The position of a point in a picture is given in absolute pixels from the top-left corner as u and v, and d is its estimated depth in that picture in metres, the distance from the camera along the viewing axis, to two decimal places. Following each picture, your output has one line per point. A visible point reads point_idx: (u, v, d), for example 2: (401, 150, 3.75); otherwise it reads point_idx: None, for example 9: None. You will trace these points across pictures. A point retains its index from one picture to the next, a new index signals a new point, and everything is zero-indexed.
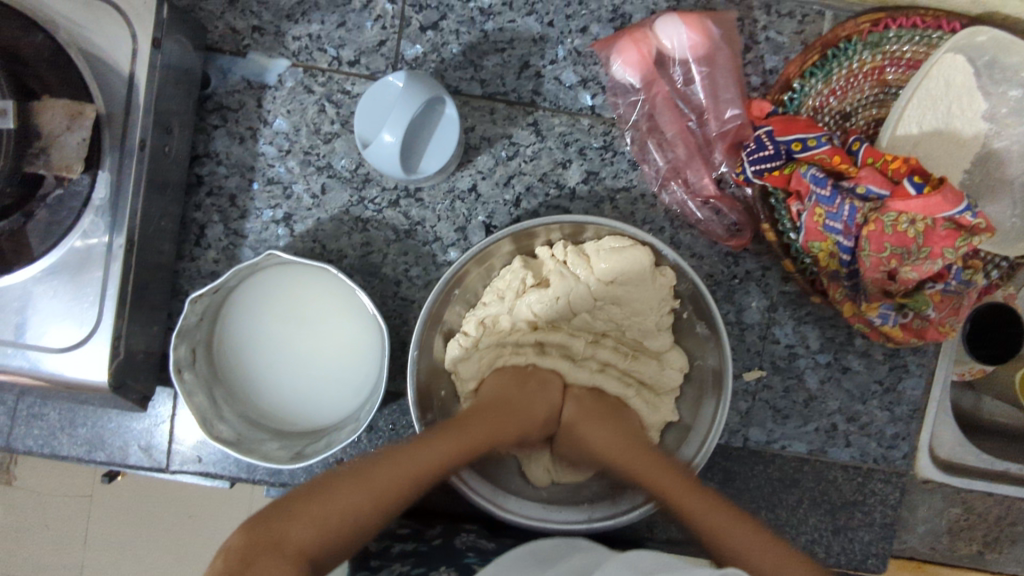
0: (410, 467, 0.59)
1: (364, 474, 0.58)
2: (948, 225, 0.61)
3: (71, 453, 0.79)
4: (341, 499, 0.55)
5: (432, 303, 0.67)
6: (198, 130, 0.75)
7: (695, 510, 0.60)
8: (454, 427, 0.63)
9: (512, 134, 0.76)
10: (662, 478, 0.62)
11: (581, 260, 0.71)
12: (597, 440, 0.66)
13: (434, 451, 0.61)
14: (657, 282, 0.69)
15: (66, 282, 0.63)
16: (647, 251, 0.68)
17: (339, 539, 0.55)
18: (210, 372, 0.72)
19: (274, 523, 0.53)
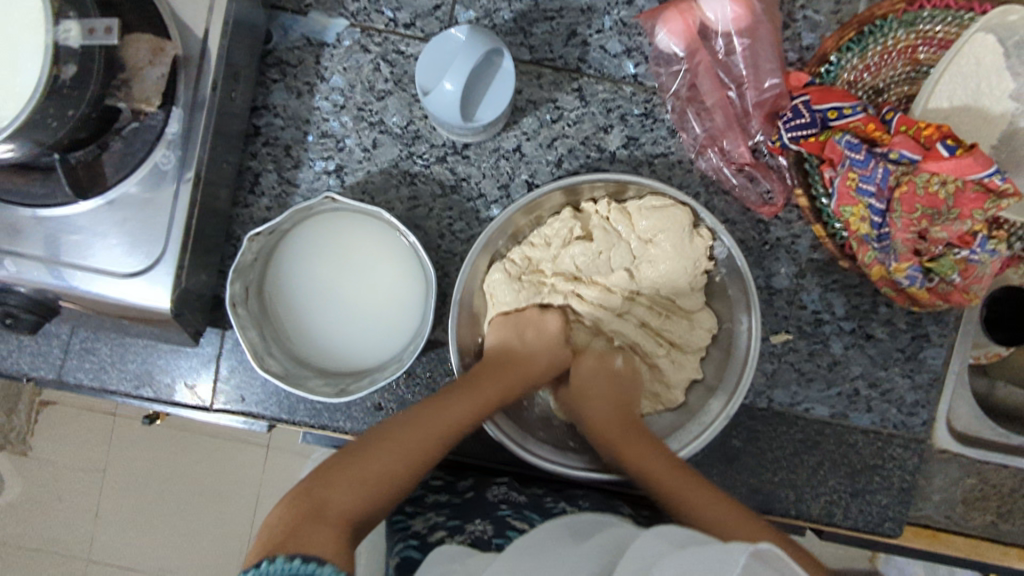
0: (433, 427, 0.64)
1: (394, 440, 0.62)
2: (977, 188, 0.65)
3: (120, 388, 0.82)
4: (384, 465, 0.60)
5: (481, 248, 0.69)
6: (258, 84, 0.79)
7: (676, 484, 0.64)
8: (460, 386, 0.68)
9: (558, 98, 0.79)
10: (645, 458, 0.67)
11: (624, 217, 0.73)
12: (596, 382, 0.73)
13: (458, 408, 0.66)
14: (694, 241, 0.71)
15: (135, 213, 0.66)
16: (685, 211, 0.70)
17: (375, 492, 0.58)
18: (260, 311, 0.76)
19: (316, 491, 0.56)
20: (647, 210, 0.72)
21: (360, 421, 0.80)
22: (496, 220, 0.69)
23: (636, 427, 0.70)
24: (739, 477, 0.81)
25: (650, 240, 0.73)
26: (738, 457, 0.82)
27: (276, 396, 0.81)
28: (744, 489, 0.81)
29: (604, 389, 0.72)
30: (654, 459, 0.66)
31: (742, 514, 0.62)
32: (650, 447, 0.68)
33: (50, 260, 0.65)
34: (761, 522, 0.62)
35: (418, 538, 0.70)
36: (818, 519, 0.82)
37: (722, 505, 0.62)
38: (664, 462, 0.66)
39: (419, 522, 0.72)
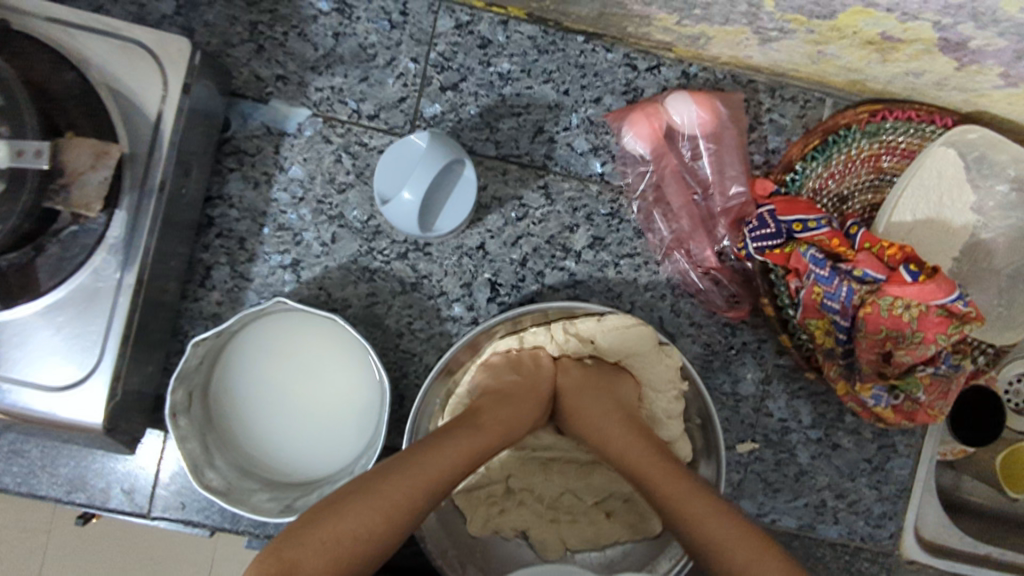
0: (423, 473, 0.57)
1: (379, 489, 0.55)
2: (941, 312, 0.63)
3: (50, 492, 0.76)
4: (348, 529, 0.52)
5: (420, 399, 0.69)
6: (214, 172, 0.76)
7: (697, 511, 0.58)
8: (462, 427, 0.64)
9: (523, 195, 0.78)
10: (660, 475, 0.62)
11: (580, 340, 0.73)
12: (590, 407, 0.69)
13: (448, 457, 0.60)
14: (663, 359, 0.71)
15: (71, 320, 0.62)
16: (650, 329, 0.71)
17: (354, 558, 0.52)
18: (204, 417, 0.71)
19: (285, 548, 0.50)
20: (606, 331, 0.72)
21: None
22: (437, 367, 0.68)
23: (651, 442, 0.65)
24: None
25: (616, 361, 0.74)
26: None
27: (218, 503, 0.76)
28: None
29: (602, 408, 0.68)
30: (668, 478, 0.61)
31: (723, 514, 0.57)
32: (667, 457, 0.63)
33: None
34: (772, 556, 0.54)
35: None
36: None
37: (707, 516, 0.57)
38: (677, 487, 0.60)
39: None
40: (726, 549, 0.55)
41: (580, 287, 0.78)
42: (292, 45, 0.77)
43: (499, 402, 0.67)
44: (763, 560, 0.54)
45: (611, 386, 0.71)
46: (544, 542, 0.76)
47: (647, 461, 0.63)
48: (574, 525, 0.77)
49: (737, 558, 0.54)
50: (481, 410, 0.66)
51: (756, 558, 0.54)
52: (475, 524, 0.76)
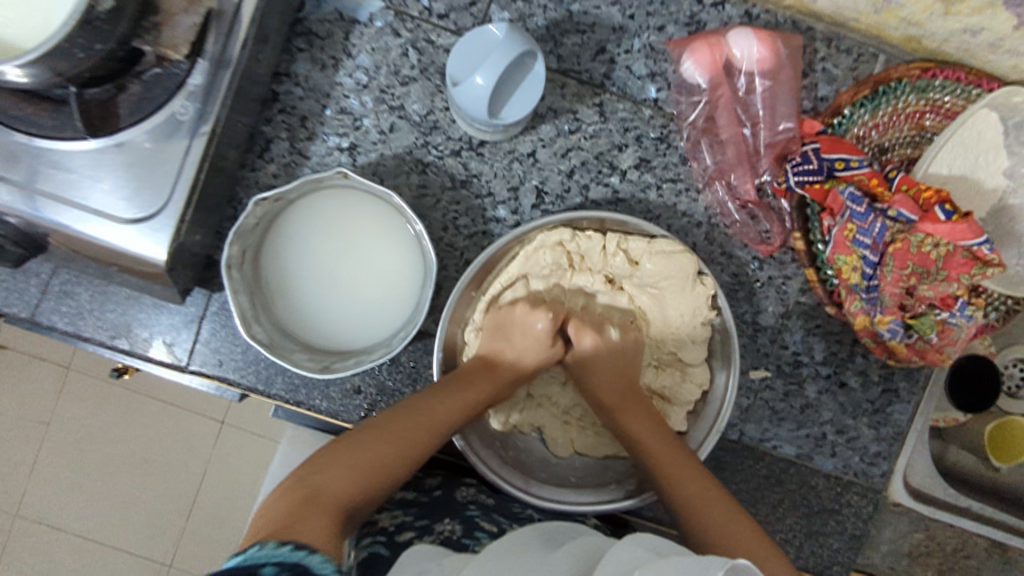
0: (410, 422, 0.65)
1: (386, 433, 0.63)
2: (966, 254, 0.68)
3: (95, 336, 0.80)
4: (367, 458, 0.61)
5: (462, 283, 0.71)
6: (284, 51, 0.79)
7: (682, 468, 0.67)
8: (461, 381, 0.70)
9: (578, 110, 0.81)
10: (650, 435, 0.70)
11: (627, 257, 0.74)
12: (608, 358, 0.74)
13: (444, 406, 0.67)
14: (696, 289, 0.73)
15: (143, 161, 0.65)
16: (691, 260, 0.71)
17: (369, 486, 0.59)
18: (253, 277, 0.75)
19: (308, 479, 0.57)
20: (653, 254, 0.72)
21: (336, 403, 0.80)
22: (467, 273, 0.71)
23: (636, 398, 0.74)
24: None
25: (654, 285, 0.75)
26: None
27: (256, 365, 0.80)
28: None
29: (612, 360, 0.74)
30: (677, 459, 0.68)
31: (725, 502, 0.65)
32: (683, 452, 0.69)
33: (30, 188, 0.63)
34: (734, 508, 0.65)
35: (384, 535, 0.68)
36: None
37: (699, 489, 0.66)
38: (666, 442, 0.70)
39: (386, 519, 0.71)
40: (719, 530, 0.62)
41: (622, 205, 0.81)
42: None
43: (502, 334, 0.73)
44: (739, 519, 0.63)
45: (632, 360, 0.75)
46: (555, 440, 0.80)
47: (667, 455, 0.68)
48: (585, 430, 0.81)
49: (709, 515, 0.64)
50: (491, 363, 0.73)
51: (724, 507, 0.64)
52: (497, 415, 0.79)
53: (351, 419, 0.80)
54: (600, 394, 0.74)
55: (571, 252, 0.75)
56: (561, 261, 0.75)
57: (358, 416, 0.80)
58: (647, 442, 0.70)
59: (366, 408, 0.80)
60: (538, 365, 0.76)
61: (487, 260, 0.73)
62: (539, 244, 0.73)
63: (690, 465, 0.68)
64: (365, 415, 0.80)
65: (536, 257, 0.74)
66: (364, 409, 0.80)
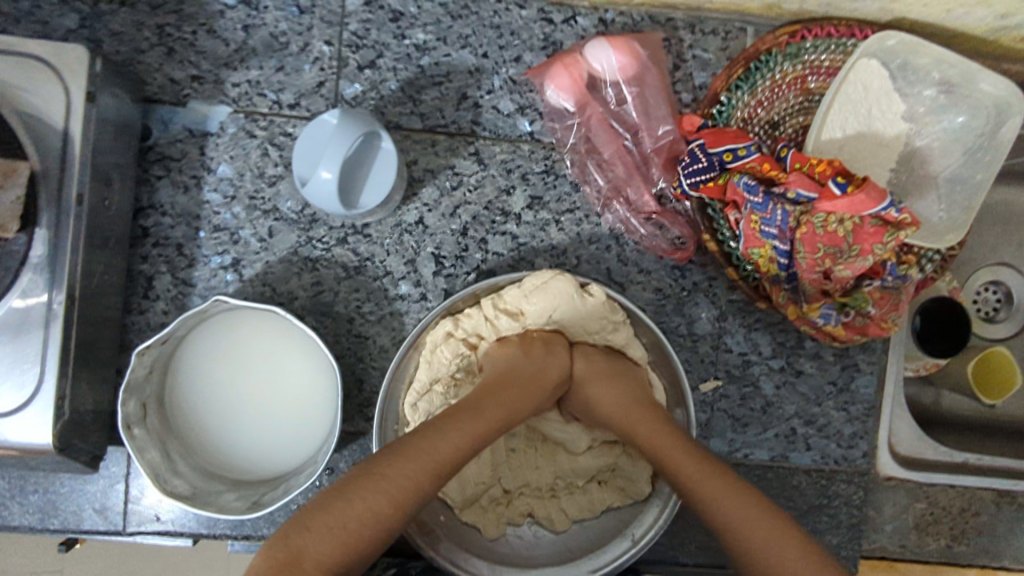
0: (416, 453, 0.57)
1: (380, 478, 0.54)
2: (875, 222, 0.63)
3: (23, 522, 0.76)
4: (360, 512, 0.52)
5: (378, 409, 0.68)
6: (142, 182, 0.76)
7: (716, 492, 0.58)
8: (465, 413, 0.62)
9: (455, 164, 0.77)
10: (685, 464, 0.60)
11: (508, 313, 0.72)
12: (611, 399, 0.68)
13: (450, 437, 0.59)
14: (588, 304, 0.70)
15: (5, 345, 0.62)
16: (568, 277, 0.69)
17: (364, 552, 0.52)
18: (162, 425, 0.71)
19: (292, 537, 0.50)
20: (529, 294, 0.70)
21: (283, 527, 0.76)
22: (379, 400, 0.68)
23: (655, 412, 0.66)
24: (686, 534, 0.81)
25: (549, 321, 0.72)
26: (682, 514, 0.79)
27: (195, 510, 0.76)
28: (691, 544, 0.81)
29: (613, 393, 0.68)
30: (722, 485, 0.58)
31: (796, 540, 0.54)
32: (716, 467, 0.60)
33: None
34: (794, 533, 0.54)
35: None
36: None
37: (753, 510, 0.56)
38: (696, 468, 0.60)
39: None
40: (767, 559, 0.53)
41: (525, 249, 0.78)
42: (202, 43, 0.76)
43: (526, 348, 0.70)
44: (800, 557, 0.52)
45: (636, 383, 0.70)
46: (550, 517, 0.76)
47: (716, 499, 0.57)
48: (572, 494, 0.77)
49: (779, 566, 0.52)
50: (488, 388, 0.65)
51: (787, 545, 0.53)
52: (486, 525, 0.75)
53: None
54: (605, 414, 0.68)
55: (466, 336, 0.73)
56: (462, 351, 0.72)
57: None
58: (679, 475, 0.60)
59: None
60: (546, 398, 0.69)
61: (393, 377, 0.69)
62: (432, 345, 0.71)
63: (731, 484, 0.58)
64: None
65: (436, 358, 0.71)
66: None
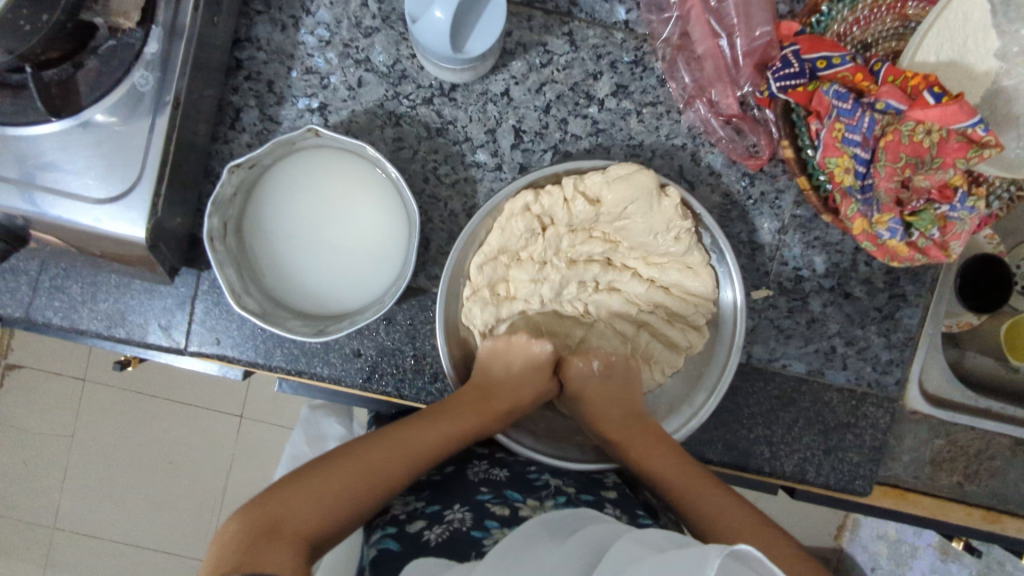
0: (406, 442, 0.67)
1: (341, 465, 0.62)
2: (960, 138, 0.65)
3: (90, 327, 0.79)
4: (342, 479, 0.61)
5: (453, 258, 0.70)
6: (241, 14, 0.77)
7: (700, 486, 0.67)
8: (448, 410, 0.72)
9: (547, 42, 0.78)
10: (658, 466, 0.70)
11: (586, 198, 0.71)
12: (596, 384, 0.75)
13: (427, 435, 0.68)
14: (662, 204, 0.70)
15: (110, 138, 0.64)
16: (651, 173, 0.69)
17: (344, 508, 0.60)
18: (239, 250, 0.74)
19: (271, 504, 0.57)
20: (612, 183, 0.70)
21: (337, 367, 0.79)
22: (457, 247, 0.70)
23: (642, 428, 0.74)
24: (715, 432, 0.82)
25: (622, 213, 0.71)
26: (715, 412, 0.82)
27: (254, 339, 0.80)
28: (719, 443, 0.82)
29: (604, 387, 0.75)
30: (703, 492, 0.66)
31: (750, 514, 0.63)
32: (679, 461, 0.70)
33: (26, 186, 0.63)
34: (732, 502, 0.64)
35: (395, 526, 0.67)
36: (791, 476, 0.83)
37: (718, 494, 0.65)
38: (718, 499, 0.64)
39: (398, 506, 0.71)
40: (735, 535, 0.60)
41: (603, 135, 0.79)
42: None
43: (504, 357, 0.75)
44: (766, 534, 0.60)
45: (625, 387, 0.76)
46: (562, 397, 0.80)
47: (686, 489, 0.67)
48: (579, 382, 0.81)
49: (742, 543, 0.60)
50: (483, 391, 0.74)
51: (747, 522, 0.61)
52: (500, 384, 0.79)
53: (354, 381, 0.80)
54: (586, 409, 0.76)
55: (540, 215, 0.73)
56: (534, 228, 0.73)
57: (361, 377, 0.80)
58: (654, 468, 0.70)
59: (369, 368, 0.80)
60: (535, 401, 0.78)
61: (465, 240, 0.71)
62: (508, 214, 0.71)
63: (711, 484, 0.67)
64: (368, 376, 0.80)
65: (510, 227, 0.72)
66: (367, 370, 0.80)
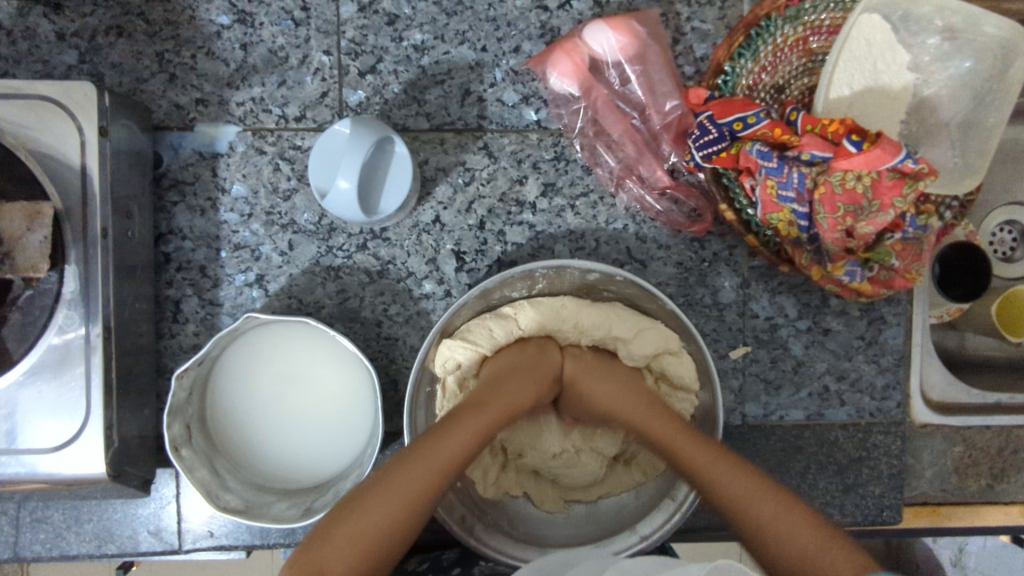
0: (451, 434, 0.61)
1: (387, 488, 0.57)
2: (893, 175, 0.64)
3: (81, 551, 0.78)
4: (384, 517, 0.55)
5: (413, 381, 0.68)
6: (159, 209, 0.76)
7: (710, 458, 0.62)
8: (471, 408, 0.64)
9: (465, 160, 0.77)
10: (703, 460, 0.62)
11: None
12: (601, 390, 0.71)
13: (446, 447, 0.60)
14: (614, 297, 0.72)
15: (49, 382, 0.63)
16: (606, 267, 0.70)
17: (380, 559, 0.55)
18: (207, 444, 0.72)
19: (311, 555, 0.53)
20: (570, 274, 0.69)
21: None
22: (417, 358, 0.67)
23: (670, 418, 0.67)
24: None
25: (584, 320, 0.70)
26: None
27: (246, 522, 0.78)
28: None
29: (619, 397, 0.70)
30: (721, 470, 0.61)
31: (790, 510, 0.57)
32: (726, 458, 0.61)
33: None
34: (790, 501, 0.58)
35: None
36: None
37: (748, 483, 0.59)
38: (743, 481, 0.60)
39: None
40: (770, 528, 0.57)
41: (543, 236, 0.78)
42: (202, 66, 0.76)
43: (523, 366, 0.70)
44: (833, 547, 0.54)
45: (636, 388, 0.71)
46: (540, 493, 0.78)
47: (706, 462, 0.61)
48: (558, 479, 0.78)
49: (786, 538, 0.56)
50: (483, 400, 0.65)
51: (800, 518, 0.56)
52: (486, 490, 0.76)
53: None
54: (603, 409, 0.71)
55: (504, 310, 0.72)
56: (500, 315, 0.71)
57: None
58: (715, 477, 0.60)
59: None
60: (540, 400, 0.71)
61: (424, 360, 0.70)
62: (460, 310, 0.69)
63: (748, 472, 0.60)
64: None
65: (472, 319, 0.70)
66: None
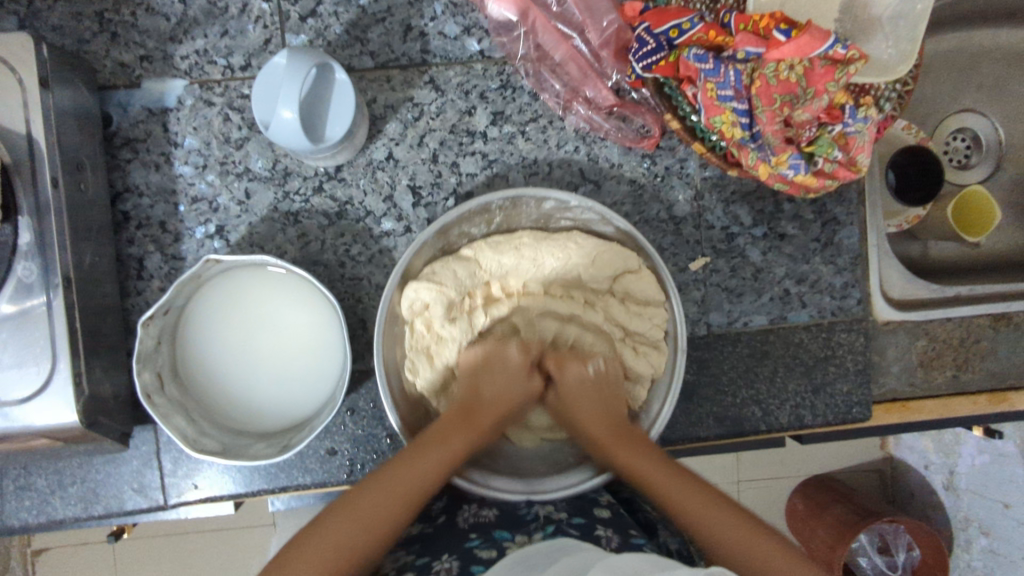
0: (393, 490, 0.62)
1: (351, 514, 0.61)
2: (824, 63, 0.67)
3: (68, 514, 0.79)
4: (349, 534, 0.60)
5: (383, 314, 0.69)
6: (112, 168, 0.77)
7: (635, 447, 0.67)
8: (446, 434, 0.67)
9: (413, 95, 0.78)
10: (644, 465, 0.65)
11: None
12: (576, 389, 0.72)
13: (407, 476, 0.64)
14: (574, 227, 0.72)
15: (12, 336, 0.64)
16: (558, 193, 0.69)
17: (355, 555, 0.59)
18: (180, 394, 0.73)
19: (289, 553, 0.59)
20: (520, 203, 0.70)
21: (318, 472, 0.78)
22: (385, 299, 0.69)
23: (613, 424, 0.70)
24: (702, 410, 0.81)
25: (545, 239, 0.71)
26: (695, 390, 0.82)
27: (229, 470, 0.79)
28: (710, 419, 0.81)
29: (585, 398, 0.71)
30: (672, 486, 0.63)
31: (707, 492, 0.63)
32: (666, 466, 0.65)
33: None
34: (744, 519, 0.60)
35: None
36: (790, 427, 0.82)
37: (713, 511, 0.61)
38: (678, 482, 0.63)
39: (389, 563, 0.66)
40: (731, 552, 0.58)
41: (496, 165, 0.79)
42: (143, 22, 0.77)
43: (496, 363, 0.73)
44: (718, 503, 0.62)
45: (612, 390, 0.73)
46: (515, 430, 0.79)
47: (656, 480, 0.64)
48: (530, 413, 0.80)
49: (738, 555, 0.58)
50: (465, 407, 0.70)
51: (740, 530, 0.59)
52: None
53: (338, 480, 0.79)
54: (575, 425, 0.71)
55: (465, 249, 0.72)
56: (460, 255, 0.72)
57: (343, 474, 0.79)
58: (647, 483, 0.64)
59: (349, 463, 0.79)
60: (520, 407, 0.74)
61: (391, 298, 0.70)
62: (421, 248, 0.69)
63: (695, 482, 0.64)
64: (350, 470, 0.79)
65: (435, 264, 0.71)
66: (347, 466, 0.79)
